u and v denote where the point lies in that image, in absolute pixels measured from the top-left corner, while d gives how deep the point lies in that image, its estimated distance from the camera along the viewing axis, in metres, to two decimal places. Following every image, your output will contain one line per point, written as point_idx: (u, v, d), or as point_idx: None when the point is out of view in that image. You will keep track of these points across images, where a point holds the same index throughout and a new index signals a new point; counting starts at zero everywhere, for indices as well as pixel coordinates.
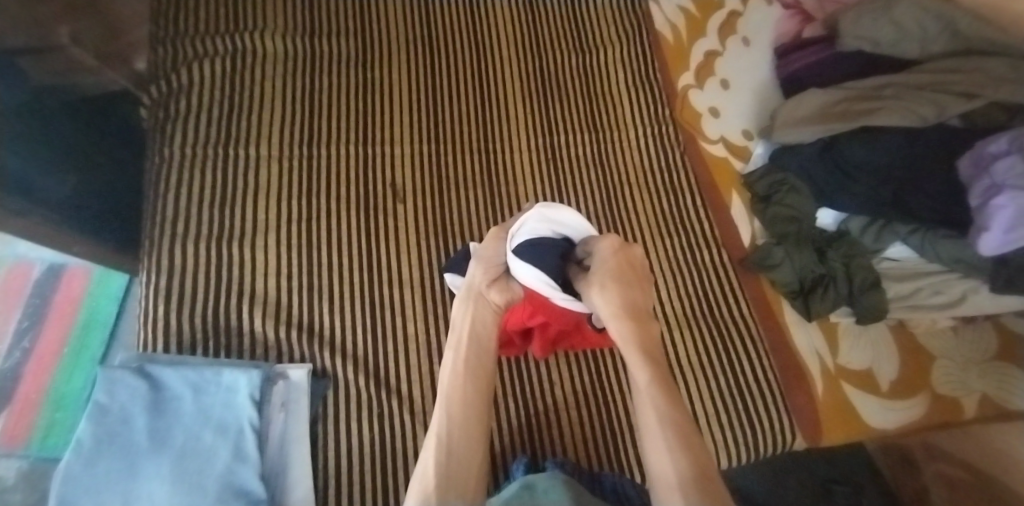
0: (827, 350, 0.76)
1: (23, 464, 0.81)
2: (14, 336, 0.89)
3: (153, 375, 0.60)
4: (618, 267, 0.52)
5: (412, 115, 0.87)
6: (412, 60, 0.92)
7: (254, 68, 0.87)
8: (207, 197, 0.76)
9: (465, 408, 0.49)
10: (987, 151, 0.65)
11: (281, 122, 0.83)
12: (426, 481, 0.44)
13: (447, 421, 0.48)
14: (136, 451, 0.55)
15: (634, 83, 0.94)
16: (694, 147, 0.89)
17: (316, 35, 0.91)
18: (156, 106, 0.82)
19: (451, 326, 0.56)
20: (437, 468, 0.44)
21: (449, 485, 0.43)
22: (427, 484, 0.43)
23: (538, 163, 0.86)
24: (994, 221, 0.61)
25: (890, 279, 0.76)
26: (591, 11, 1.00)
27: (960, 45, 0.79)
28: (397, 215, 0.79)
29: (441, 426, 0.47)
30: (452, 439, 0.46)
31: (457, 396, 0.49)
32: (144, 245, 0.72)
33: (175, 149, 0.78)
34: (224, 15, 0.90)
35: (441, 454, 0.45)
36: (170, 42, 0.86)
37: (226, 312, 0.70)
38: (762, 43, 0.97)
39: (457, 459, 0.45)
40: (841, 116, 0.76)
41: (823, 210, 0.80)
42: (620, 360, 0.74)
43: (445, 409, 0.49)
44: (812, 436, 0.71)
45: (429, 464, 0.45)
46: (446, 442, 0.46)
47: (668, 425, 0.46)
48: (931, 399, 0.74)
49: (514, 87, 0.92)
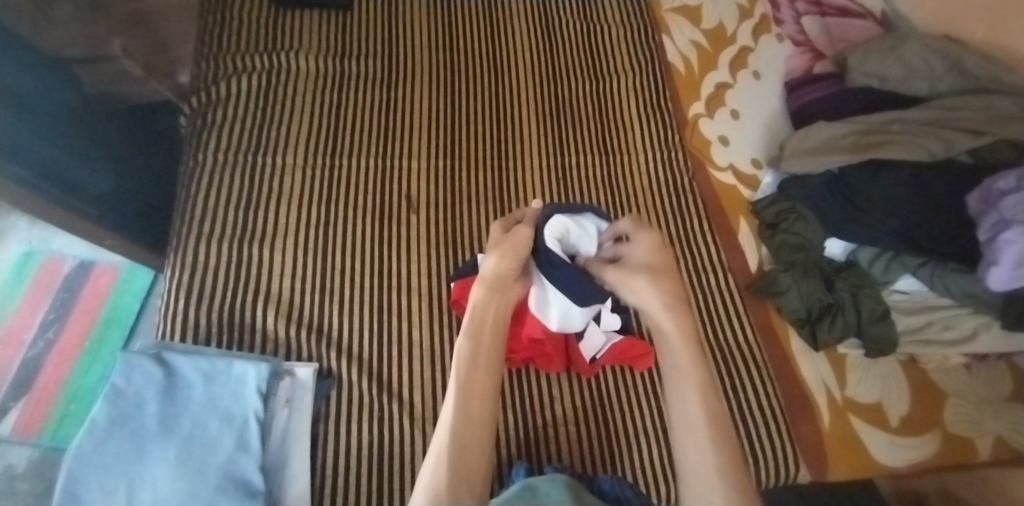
0: (835, 381, 0.75)
1: (35, 452, 0.84)
2: (40, 327, 0.94)
3: (169, 362, 0.63)
4: (655, 253, 0.54)
5: (430, 132, 0.91)
6: (433, 81, 0.97)
7: (287, 83, 0.92)
8: (232, 199, 0.80)
9: (482, 406, 0.45)
10: (995, 186, 0.65)
11: (308, 133, 0.88)
12: (434, 478, 0.39)
13: (463, 408, 0.44)
14: (145, 434, 0.57)
15: (646, 110, 0.97)
16: (703, 174, 0.91)
17: (347, 56, 0.97)
18: (195, 114, 0.87)
19: (473, 311, 0.52)
20: (450, 463, 0.40)
21: (461, 487, 0.39)
22: (438, 483, 0.39)
23: (549, 181, 0.88)
24: (1002, 257, 0.60)
25: (900, 312, 0.75)
26: (606, 42, 1.05)
27: (968, 83, 0.80)
28: (410, 225, 0.82)
29: (459, 414, 0.44)
30: (465, 430, 0.43)
31: (477, 386, 0.46)
32: (172, 243, 0.76)
33: (208, 154, 0.83)
34: (264, 36, 0.96)
35: (453, 437, 0.42)
36: (212, 58, 0.92)
37: (241, 309, 0.72)
38: (772, 78, 0.99)
39: (468, 448, 0.42)
40: (852, 147, 0.77)
41: (831, 240, 0.79)
42: (620, 377, 0.74)
43: (461, 394, 0.45)
44: (817, 468, 0.70)
45: (440, 459, 0.41)
46: (460, 431, 0.43)
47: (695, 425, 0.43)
48: (942, 438, 0.71)
49: (530, 109, 0.96)
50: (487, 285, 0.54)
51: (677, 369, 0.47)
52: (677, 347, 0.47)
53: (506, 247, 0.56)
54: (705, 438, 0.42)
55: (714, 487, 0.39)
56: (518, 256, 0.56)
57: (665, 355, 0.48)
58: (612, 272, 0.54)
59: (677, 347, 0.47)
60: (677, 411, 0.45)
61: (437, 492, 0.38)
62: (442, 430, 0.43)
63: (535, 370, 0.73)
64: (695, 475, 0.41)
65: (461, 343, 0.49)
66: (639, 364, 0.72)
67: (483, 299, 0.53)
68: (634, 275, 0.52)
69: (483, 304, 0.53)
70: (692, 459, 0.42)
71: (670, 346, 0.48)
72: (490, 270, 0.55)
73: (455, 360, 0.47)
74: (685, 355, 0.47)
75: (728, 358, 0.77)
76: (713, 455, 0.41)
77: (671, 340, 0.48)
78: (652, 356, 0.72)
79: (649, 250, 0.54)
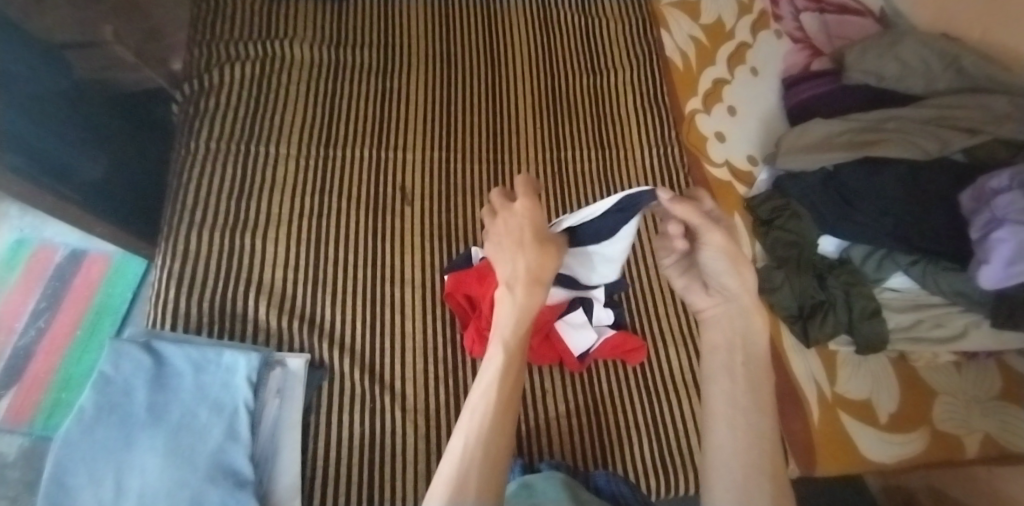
0: (825, 378, 0.75)
1: (25, 441, 0.84)
2: (31, 316, 0.93)
3: (158, 351, 0.62)
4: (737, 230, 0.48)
5: (426, 124, 0.91)
6: (429, 72, 0.96)
7: (281, 72, 0.92)
8: (225, 188, 0.79)
9: (513, 407, 0.41)
10: (988, 185, 0.65)
11: (302, 123, 0.87)
12: (461, 476, 0.36)
13: (495, 408, 0.40)
14: (134, 422, 0.57)
15: (643, 105, 0.97)
16: (699, 170, 0.91)
17: (342, 46, 0.96)
18: (188, 101, 0.87)
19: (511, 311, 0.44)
20: (475, 462, 0.37)
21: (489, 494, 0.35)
22: (466, 479, 0.36)
23: (544, 175, 0.88)
24: (993, 255, 0.60)
25: (891, 309, 0.75)
26: (605, 36, 1.04)
27: (965, 82, 0.80)
28: (404, 216, 0.81)
29: (488, 411, 0.39)
30: (495, 430, 0.39)
31: (507, 386, 0.41)
32: (164, 232, 0.76)
33: (200, 142, 0.82)
34: (259, 23, 0.96)
35: (482, 439, 0.38)
36: (206, 45, 0.92)
37: (232, 299, 0.72)
38: (770, 75, 0.99)
39: (495, 452, 0.38)
40: (846, 145, 0.77)
41: (825, 237, 0.79)
42: (612, 370, 0.74)
43: (501, 390, 0.41)
44: (806, 464, 0.70)
45: (464, 456, 0.37)
46: (487, 431, 0.38)
47: (740, 383, 0.41)
48: (929, 435, 0.72)
49: (526, 102, 0.95)
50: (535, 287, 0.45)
51: (741, 338, 0.44)
52: (751, 311, 0.45)
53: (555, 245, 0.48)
54: (757, 414, 0.40)
55: (741, 446, 0.38)
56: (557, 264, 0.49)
57: (729, 313, 0.46)
58: (715, 236, 0.44)
59: (752, 316, 0.45)
60: (723, 362, 0.43)
61: (463, 488, 0.35)
62: (467, 425, 0.39)
63: (527, 362, 0.74)
64: (724, 429, 0.39)
65: (507, 348, 0.43)
66: (631, 359, 0.73)
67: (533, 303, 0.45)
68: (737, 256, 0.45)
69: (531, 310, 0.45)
70: (731, 420, 0.40)
71: (738, 305, 0.45)
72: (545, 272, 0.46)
73: (500, 359, 0.43)
74: (755, 329, 0.45)
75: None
76: (760, 427, 0.39)
77: (743, 304, 0.45)
78: (644, 352, 0.73)
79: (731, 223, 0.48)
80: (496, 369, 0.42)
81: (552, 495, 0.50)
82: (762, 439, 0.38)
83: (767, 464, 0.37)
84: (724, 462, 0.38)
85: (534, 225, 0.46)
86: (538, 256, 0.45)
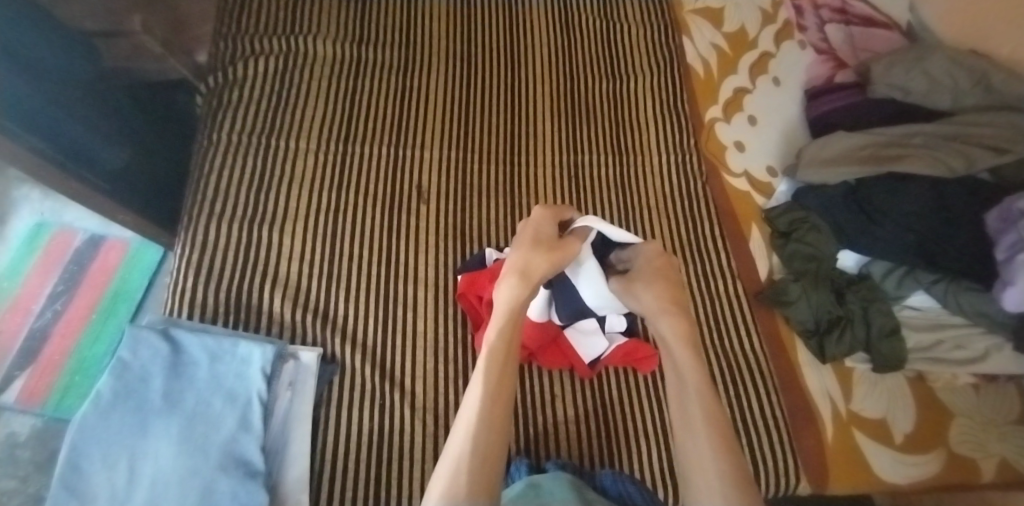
0: (840, 394, 0.74)
1: (38, 421, 0.85)
2: (49, 298, 0.95)
3: (175, 338, 0.63)
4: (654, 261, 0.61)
5: (444, 123, 0.91)
6: (448, 72, 0.97)
7: (304, 67, 0.92)
8: (246, 180, 0.80)
9: (504, 403, 0.43)
10: (1015, 205, 0.64)
11: (322, 119, 0.88)
12: (453, 475, 0.37)
13: (483, 412, 0.42)
14: (149, 408, 0.57)
15: (662, 112, 0.96)
16: (717, 179, 0.90)
17: (364, 43, 0.97)
18: (212, 93, 0.88)
19: (499, 308, 0.50)
20: (466, 461, 0.38)
21: (479, 485, 0.37)
22: (458, 474, 0.37)
23: (560, 178, 0.88)
24: (1019, 277, 0.59)
25: (911, 328, 0.74)
26: (626, 42, 1.04)
27: (993, 100, 0.79)
28: (420, 214, 0.82)
29: (478, 410, 0.42)
30: (485, 432, 0.40)
31: (496, 382, 0.44)
32: (183, 222, 0.76)
33: (222, 134, 0.83)
34: (284, 19, 0.97)
35: (473, 435, 0.40)
36: (231, 38, 0.93)
37: (248, 290, 0.72)
38: (792, 85, 0.98)
39: (487, 447, 0.40)
40: (869, 159, 0.76)
41: (845, 252, 0.78)
42: (621, 378, 0.74)
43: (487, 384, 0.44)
44: (818, 481, 0.69)
45: (458, 453, 0.39)
46: (477, 429, 0.40)
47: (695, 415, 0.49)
48: (945, 458, 0.70)
49: (545, 105, 0.95)
50: (523, 280, 0.51)
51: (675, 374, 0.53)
52: (677, 348, 0.54)
53: (549, 244, 0.53)
54: (709, 444, 0.46)
55: (708, 468, 0.45)
56: (560, 266, 0.53)
57: (669, 361, 0.55)
58: (615, 283, 0.61)
59: (675, 347, 0.54)
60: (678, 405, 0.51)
61: (453, 488, 0.36)
62: (462, 426, 0.41)
63: (538, 366, 0.73)
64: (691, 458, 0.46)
65: (494, 344, 0.47)
66: (643, 367, 0.72)
67: (517, 293, 0.50)
68: (639, 284, 0.58)
69: (516, 304, 0.50)
70: (689, 443, 0.48)
71: (672, 353, 0.54)
72: (534, 265, 0.51)
73: (485, 355, 0.46)
74: (684, 359, 0.53)
75: (728, 390, 0.74)
76: (710, 450, 0.46)
77: (669, 341, 0.55)
78: (656, 360, 0.72)
79: (649, 257, 0.61)
80: (483, 364, 0.46)
81: (559, 495, 0.50)
82: (718, 457, 0.45)
83: (724, 473, 0.44)
84: (698, 485, 0.44)
85: (535, 230, 0.55)
86: (527, 255, 0.52)
